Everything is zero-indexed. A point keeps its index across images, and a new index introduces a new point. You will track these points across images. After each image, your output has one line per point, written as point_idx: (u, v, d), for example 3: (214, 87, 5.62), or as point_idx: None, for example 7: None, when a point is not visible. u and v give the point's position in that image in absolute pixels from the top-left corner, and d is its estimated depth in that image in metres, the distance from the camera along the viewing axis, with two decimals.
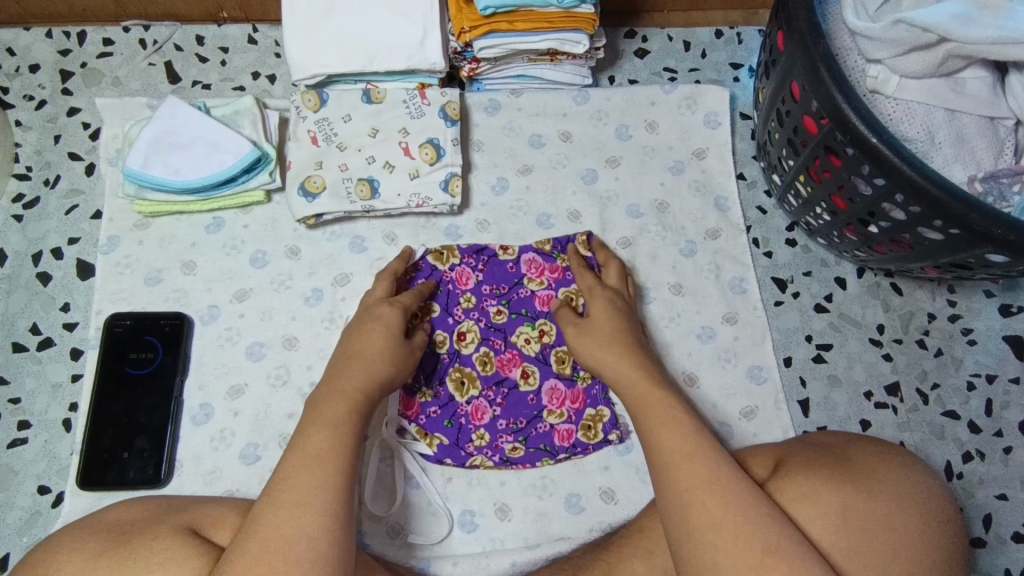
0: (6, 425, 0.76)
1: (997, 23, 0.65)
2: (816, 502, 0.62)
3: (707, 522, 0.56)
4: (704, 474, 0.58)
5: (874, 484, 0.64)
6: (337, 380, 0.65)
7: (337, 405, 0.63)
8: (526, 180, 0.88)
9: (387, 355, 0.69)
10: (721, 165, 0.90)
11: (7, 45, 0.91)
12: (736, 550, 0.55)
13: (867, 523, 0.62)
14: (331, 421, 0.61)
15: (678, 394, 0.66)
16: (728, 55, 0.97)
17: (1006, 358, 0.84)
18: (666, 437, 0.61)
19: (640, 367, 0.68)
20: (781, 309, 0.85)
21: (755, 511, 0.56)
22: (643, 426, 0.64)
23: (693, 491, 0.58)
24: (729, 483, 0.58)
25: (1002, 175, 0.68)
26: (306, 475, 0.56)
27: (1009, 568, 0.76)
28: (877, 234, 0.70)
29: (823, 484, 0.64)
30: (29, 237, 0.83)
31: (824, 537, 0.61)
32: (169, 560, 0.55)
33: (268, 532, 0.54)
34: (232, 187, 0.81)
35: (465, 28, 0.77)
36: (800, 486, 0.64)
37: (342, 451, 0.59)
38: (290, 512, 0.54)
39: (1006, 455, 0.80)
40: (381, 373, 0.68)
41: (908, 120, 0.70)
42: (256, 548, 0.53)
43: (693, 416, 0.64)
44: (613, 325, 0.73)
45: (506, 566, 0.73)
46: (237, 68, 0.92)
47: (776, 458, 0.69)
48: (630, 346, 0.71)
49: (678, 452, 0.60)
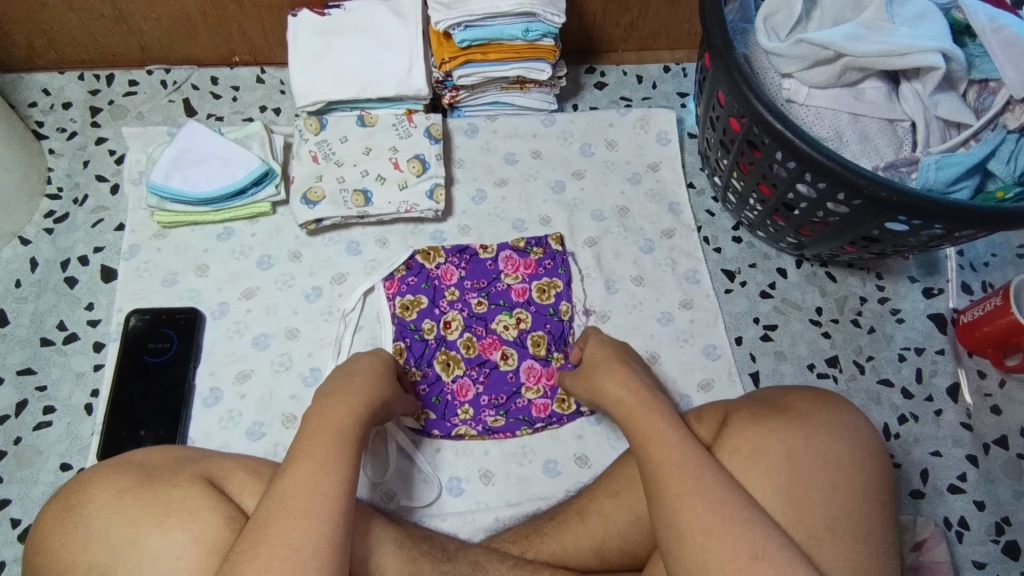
0: (33, 410, 0.85)
1: (881, 39, 0.78)
2: (764, 453, 0.70)
3: (700, 527, 0.58)
4: (693, 482, 0.61)
5: (810, 424, 0.71)
6: (332, 396, 0.65)
7: (338, 415, 0.63)
8: (502, 190, 1.00)
9: (381, 380, 0.71)
10: (673, 175, 1.03)
11: (44, 86, 1.03)
12: (729, 554, 0.57)
13: (811, 468, 0.69)
14: (332, 435, 0.60)
15: (662, 399, 0.69)
16: (675, 86, 1.11)
17: (932, 333, 0.95)
18: (656, 451, 0.64)
19: (632, 384, 0.72)
20: (731, 296, 0.96)
21: (740, 509, 0.59)
22: (633, 442, 0.67)
23: (687, 496, 0.60)
24: (716, 486, 0.60)
25: (901, 164, 0.80)
26: (310, 485, 0.56)
27: (947, 516, 0.85)
28: (799, 216, 0.83)
29: (769, 436, 0.71)
30: (59, 247, 0.93)
31: (773, 483, 0.68)
32: (189, 510, 0.60)
33: (273, 541, 0.53)
34: (242, 198, 0.92)
35: (446, 58, 0.90)
36: (748, 441, 0.71)
37: (342, 461, 0.58)
38: (293, 522, 0.54)
39: (937, 416, 0.90)
40: (378, 394, 0.68)
41: (819, 123, 0.83)
42: (263, 557, 0.52)
43: (671, 407, 0.68)
44: (601, 359, 0.78)
45: (491, 521, 0.81)
46: (247, 103, 1.05)
47: (723, 417, 0.76)
48: (626, 367, 0.74)
49: (669, 461, 0.62)
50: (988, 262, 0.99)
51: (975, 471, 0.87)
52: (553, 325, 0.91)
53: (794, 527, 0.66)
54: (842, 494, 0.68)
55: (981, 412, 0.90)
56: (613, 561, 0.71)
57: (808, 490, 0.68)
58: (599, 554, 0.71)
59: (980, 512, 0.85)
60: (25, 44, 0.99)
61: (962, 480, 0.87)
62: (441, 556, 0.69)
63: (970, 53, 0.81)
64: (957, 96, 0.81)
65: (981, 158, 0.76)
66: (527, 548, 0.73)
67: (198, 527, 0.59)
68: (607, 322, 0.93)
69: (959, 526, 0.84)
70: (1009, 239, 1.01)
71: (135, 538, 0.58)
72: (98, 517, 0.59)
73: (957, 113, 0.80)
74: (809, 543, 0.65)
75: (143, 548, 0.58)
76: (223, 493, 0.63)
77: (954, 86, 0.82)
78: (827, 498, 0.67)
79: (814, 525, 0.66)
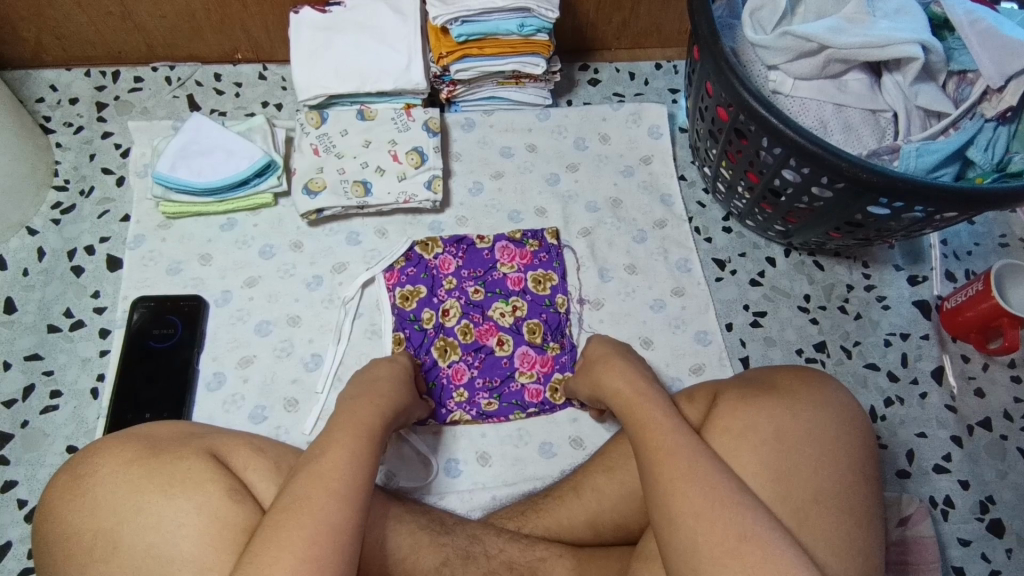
0: (41, 394, 0.87)
1: (862, 32, 0.81)
2: (750, 434, 0.65)
3: (693, 511, 0.57)
4: (686, 468, 0.59)
5: (795, 403, 0.67)
6: (358, 397, 0.67)
7: (365, 412, 0.64)
8: (499, 182, 1.03)
9: (402, 385, 0.73)
10: (664, 168, 1.05)
11: (51, 82, 1.06)
12: (718, 535, 0.55)
13: (796, 443, 0.64)
14: (360, 428, 0.62)
15: (661, 391, 0.68)
16: (667, 82, 1.14)
17: (917, 319, 0.97)
18: (652, 437, 0.63)
19: (632, 377, 0.71)
20: (721, 284, 0.99)
21: (731, 494, 0.58)
22: (629, 432, 0.66)
23: (680, 482, 0.58)
24: (708, 471, 0.59)
25: (883, 152, 0.82)
26: (347, 469, 0.57)
27: (933, 494, 0.87)
28: (785, 203, 0.87)
29: (758, 412, 0.67)
30: (66, 237, 0.96)
31: (760, 463, 0.64)
32: (192, 481, 0.60)
33: (314, 516, 0.53)
34: (246, 189, 0.94)
35: (443, 53, 0.93)
36: (736, 421, 0.67)
37: (371, 454, 0.60)
38: (333, 503, 0.54)
39: (923, 399, 0.92)
40: (401, 397, 0.71)
41: (804, 113, 0.86)
42: (307, 529, 0.52)
43: (660, 397, 0.67)
44: (601, 353, 0.77)
45: (488, 500, 0.83)
46: (249, 99, 1.07)
47: (711, 397, 0.72)
48: (628, 363, 0.73)
49: (662, 448, 0.61)
50: (971, 251, 1.02)
51: (959, 452, 0.90)
52: (549, 315, 0.93)
53: (777, 504, 0.62)
54: (827, 468, 0.64)
55: (965, 394, 0.93)
56: (607, 534, 0.73)
57: (793, 466, 0.63)
58: (593, 528, 0.73)
59: (965, 491, 0.88)
60: (34, 41, 1.02)
61: (947, 460, 0.89)
62: (439, 529, 0.71)
63: (949, 46, 0.84)
64: (937, 87, 0.84)
65: (959, 146, 0.79)
66: (524, 523, 0.76)
67: (201, 497, 0.60)
68: (601, 309, 0.95)
69: (944, 505, 0.87)
70: (992, 228, 1.04)
71: (139, 506, 0.59)
72: (102, 486, 0.60)
73: (935, 102, 0.83)
74: (792, 519, 0.61)
75: (145, 518, 0.58)
76: (225, 466, 0.63)
77: (934, 77, 0.84)
78: (811, 473, 0.63)
79: (798, 502, 0.62)
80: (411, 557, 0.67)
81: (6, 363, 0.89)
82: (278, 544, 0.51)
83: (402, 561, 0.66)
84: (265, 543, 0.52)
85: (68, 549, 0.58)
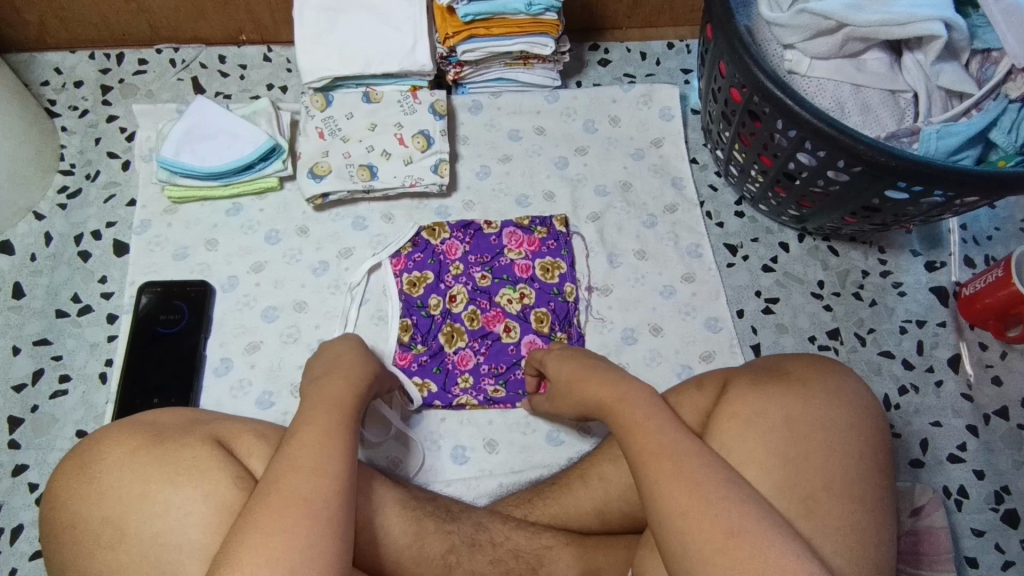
0: (50, 378, 0.88)
1: (882, 9, 0.77)
2: (756, 428, 0.64)
3: (678, 510, 0.55)
4: (671, 466, 0.58)
5: (807, 391, 0.66)
6: (327, 375, 0.66)
7: (339, 389, 0.64)
8: (507, 166, 1.01)
9: (373, 361, 0.72)
10: (675, 151, 1.03)
11: (55, 65, 1.05)
12: (707, 533, 0.54)
13: (806, 431, 0.63)
14: (335, 407, 0.61)
15: (647, 388, 0.66)
16: (680, 62, 1.11)
17: (934, 306, 0.95)
18: (641, 435, 0.61)
19: (616, 377, 0.69)
20: (733, 270, 0.97)
21: (718, 489, 0.56)
22: (616, 433, 0.64)
23: (667, 480, 0.57)
24: (698, 468, 0.57)
25: (902, 135, 0.80)
26: (318, 447, 0.56)
27: (946, 484, 0.86)
28: (800, 185, 0.84)
29: (765, 401, 0.65)
30: (72, 222, 0.96)
31: (763, 457, 0.62)
32: (198, 469, 0.60)
33: (284, 494, 0.53)
34: (250, 173, 0.93)
35: (449, 34, 0.91)
36: (740, 414, 0.65)
37: (346, 430, 0.59)
38: (301, 478, 0.54)
39: (938, 387, 0.91)
40: (371, 369, 0.69)
41: (822, 94, 0.83)
42: (274, 507, 0.52)
43: (656, 393, 0.66)
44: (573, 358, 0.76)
45: (494, 487, 0.83)
46: (254, 81, 1.06)
47: (716, 389, 0.70)
48: (608, 368, 0.71)
49: (650, 447, 0.60)
50: (991, 236, 0.99)
51: (975, 441, 0.88)
52: (557, 304, 0.92)
53: (782, 497, 0.61)
54: (836, 454, 0.63)
55: (982, 383, 0.91)
56: (614, 521, 0.72)
57: (801, 455, 0.62)
58: (600, 516, 0.73)
59: (980, 480, 0.86)
60: (37, 23, 1.01)
61: (961, 450, 0.88)
62: (445, 516, 0.70)
63: (972, 23, 0.81)
64: (959, 66, 0.81)
65: (981, 128, 0.76)
66: (529, 511, 0.75)
67: (208, 485, 0.59)
68: (610, 295, 0.94)
69: (958, 495, 0.86)
70: (1014, 213, 1.01)
71: (147, 494, 0.59)
72: (109, 473, 0.60)
73: (957, 82, 0.80)
74: (798, 509, 0.60)
75: (153, 505, 0.58)
76: (231, 454, 0.63)
77: (956, 56, 0.81)
78: (821, 461, 0.62)
79: (804, 490, 0.61)
80: (416, 544, 0.67)
81: (16, 349, 0.89)
82: (250, 525, 0.51)
83: (405, 548, 0.66)
84: (241, 526, 0.51)
85: (77, 537, 0.58)
